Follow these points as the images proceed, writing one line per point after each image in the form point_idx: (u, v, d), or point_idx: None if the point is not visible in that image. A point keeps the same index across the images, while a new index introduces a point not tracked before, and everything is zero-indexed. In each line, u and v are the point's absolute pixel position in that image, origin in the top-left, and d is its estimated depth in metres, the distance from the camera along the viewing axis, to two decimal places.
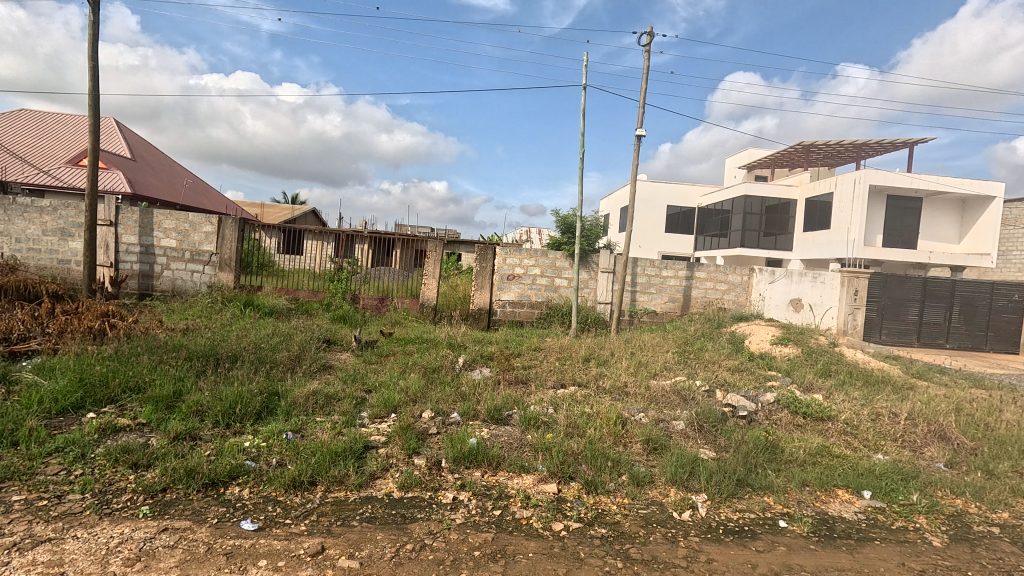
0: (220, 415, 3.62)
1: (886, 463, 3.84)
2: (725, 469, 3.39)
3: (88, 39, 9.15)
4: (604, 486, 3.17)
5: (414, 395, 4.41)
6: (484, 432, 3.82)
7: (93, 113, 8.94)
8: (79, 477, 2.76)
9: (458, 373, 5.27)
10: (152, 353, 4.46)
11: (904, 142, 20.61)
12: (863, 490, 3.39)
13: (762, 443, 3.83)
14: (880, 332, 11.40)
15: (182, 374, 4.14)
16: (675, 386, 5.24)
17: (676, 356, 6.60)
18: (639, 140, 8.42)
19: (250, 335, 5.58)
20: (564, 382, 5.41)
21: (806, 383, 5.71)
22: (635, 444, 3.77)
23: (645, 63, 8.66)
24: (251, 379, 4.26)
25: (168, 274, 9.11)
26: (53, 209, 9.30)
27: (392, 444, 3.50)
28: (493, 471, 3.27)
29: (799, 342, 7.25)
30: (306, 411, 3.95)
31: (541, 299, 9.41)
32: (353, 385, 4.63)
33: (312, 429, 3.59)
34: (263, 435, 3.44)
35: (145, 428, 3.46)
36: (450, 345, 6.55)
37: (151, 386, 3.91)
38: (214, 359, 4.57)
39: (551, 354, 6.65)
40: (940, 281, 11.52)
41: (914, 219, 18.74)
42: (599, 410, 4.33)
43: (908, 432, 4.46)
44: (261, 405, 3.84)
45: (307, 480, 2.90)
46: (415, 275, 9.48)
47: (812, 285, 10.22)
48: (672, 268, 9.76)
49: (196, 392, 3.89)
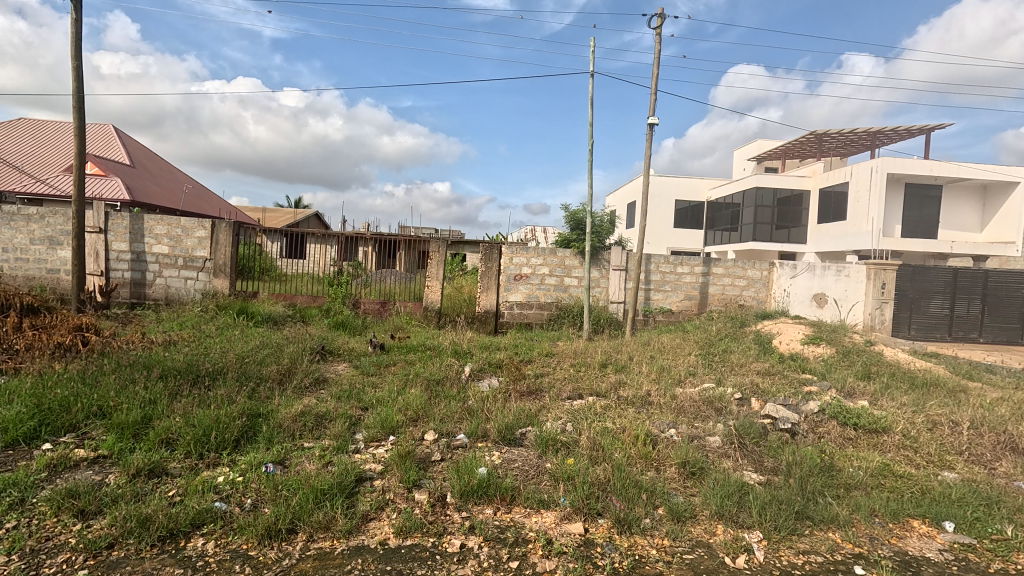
0: (192, 444, 3.15)
1: (960, 484, 3.31)
2: (780, 500, 2.88)
3: (72, 39, 8.77)
4: (640, 524, 2.68)
5: (415, 414, 3.92)
6: (495, 457, 3.34)
7: (78, 116, 8.52)
8: (8, 533, 2.30)
9: (465, 385, 4.78)
10: (124, 371, 3.99)
11: (921, 129, 19.92)
12: (945, 521, 2.88)
13: (815, 462, 3.33)
14: (908, 327, 10.79)
15: (155, 395, 3.68)
16: (705, 395, 4.72)
17: (700, 360, 6.08)
18: (651, 128, 7.89)
19: (237, 347, 5.12)
20: (582, 393, 4.91)
21: (847, 388, 5.19)
22: (670, 468, 3.27)
23: (656, 47, 8.15)
24: (233, 400, 3.79)
25: (160, 282, 8.68)
26: (40, 217, 8.90)
27: (389, 475, 3.02)
28: (507, 508, 2.79)
29: (833, 341, 6.70)
30: (293, 436, 3.47)
31: (550, 300, 8.91)
32: (346, 402, 4.15)
33: (297, 459, 3.11)
34: (240, 468, 2.98)
35: (105, 462, 3.01)
36: (456, 354, 6.04)
37: (118, 410, 3.46)
38: (194, 377, 4.10)
39: (564, 360, 6.14)
40: (970, 272, 10.93)
41: (934, 207, 18.09)
42: (623, 426, 3.84)
43: (974, 444, 3.95)
44: (241, 430, 3.37)
45: (285, 527, 2.43)
46: (418, 278, 9.01)
47: (836, 279, 9.69)
48: (687, 264, 9.25)
49: (168, 417, 3.42)
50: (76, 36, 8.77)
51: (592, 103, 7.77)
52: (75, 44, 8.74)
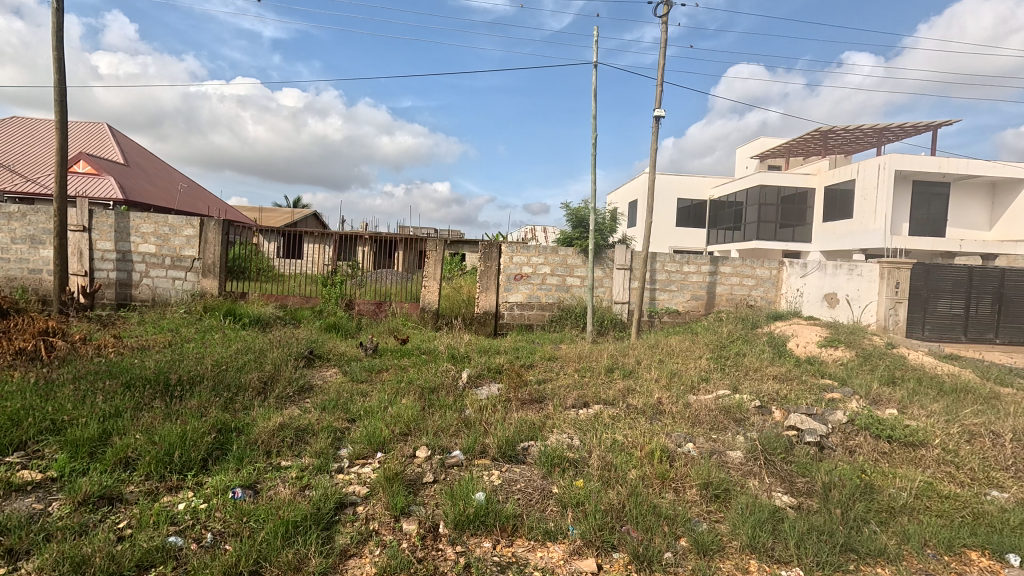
0: (153, 466, 2.79)
1: (1013, 507, 2.95)
2: (818, 529, 2.54)
3: (55, 31, 8.42)
4: (662, 560, 2.32)
5: (406, 428, 3.54)
6: (494, 477, 2.98)
7: (59, 110, 8.15)
8: None
9: (462, 394, 4.40)
10: (87, 382, 3.63)
11: (929, 125, 19.55)
12: (1009, 554, 2.51)
13: (855, 483, 2.97)
14: (923, 327, 10.39)
15: (118, 407, 3.31)
16: (721, 403, 4.35)
17: (712, 364, 5.73)
18: (658, 121, 7.54)
19: (216, 353, 4.74)
20: (587, 401, 4.57)
21: (872, 395, 4.83)
22: (690, 490, 2.92)
23: (662, 37, 7.81)
24: (204, 413, 3.42)
25: (146, 282, 8.32)
26: (22, 215, 8.54)
27: (374, 501, 2.67)
28: (508, 540, 2.44)
29: (852, 343, 6.35)
30: (269, 453, 3.11)
31: (552, 300, 8.55)
32: (332, 413, 3.80)
33: (269, 483, 2.75)
34: (205, 493, 2.62)
35: (51, 487, 2.65)
36: (453, 358, 5.68)
37: (73, 424, 3.10)
38: (165, 387, 3.73)
39: (568, 364, 5.78)
40: (985, 271, 10.59)
41: (942, 205, 17.74)
42: (636, 440, 3.49)
43: (1019, 460, 3.59)
44: (209, 447, 3.00)
45: (247, 570, 2.08)
46: (416, 278, 8.66)
47: (848, 278, 9.35)
48: (694, 262, 8.90)
49: (129, 433, 3.05)
50: (58, 27, 8.41)
51: (595, 95, 7.42)
52: (58, 35, 8.39)
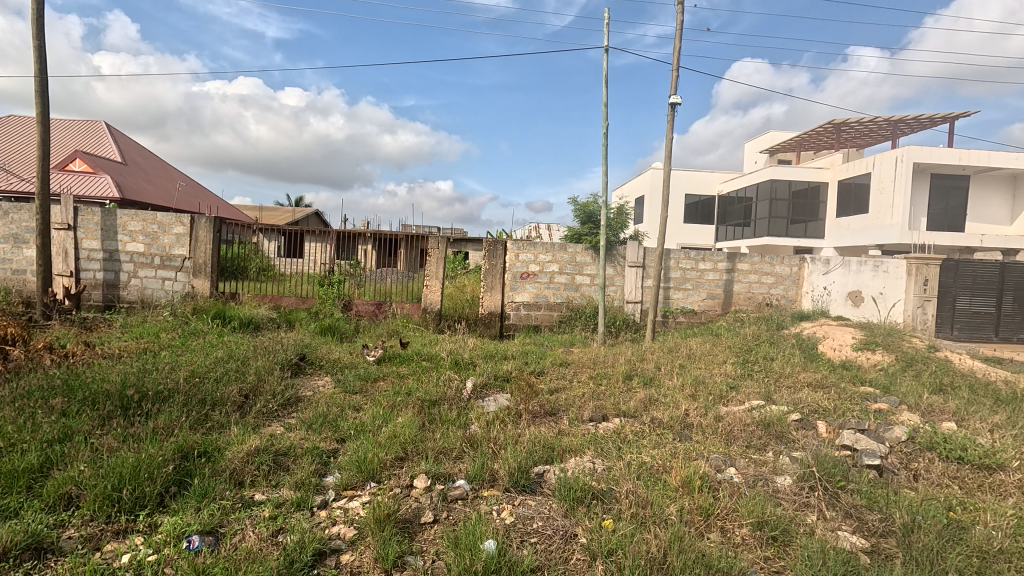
0: (98, 505, 2.32)
1: None
2: None
3: (36, 18, 7.98)
4: None
5: (403, 451, 3.07)
6: (506, 514, 2.52)
7: (40, 103, 7.70)
8: None
9: (467, 407, 3.93)
10: (38, 399, 3.17)
11: (945, 115, 18.93)
12: None
13: (938, 521, 2.47)
14: (951, 327, 9.86)
15: (67, 431, 2.85)
16: (758, 417, 3.86)
17: (739, 370, 5.25)
18: (673, 108, 7.04)
19: (197, 362, 4.28)
20: (606, 415, 4.08)
21: (922, 405, 4.34)
22: (741, 530, 2.43)
23: (678, 18, 7.30)
24: (167, 435, 2.95)
25: (135, 282, 7.87)
26: (3, 213, 8.10)
27: (362, 549, 2.20)
28: None
29: (890, 346, 5.85)
30: (240, 484, 2.65)
31: (561, 300, 8.06)
32: (320, 432, 3.33)
33: (235, 527, 2.28)
34: (154, 541, 2.15)
35: None
36: (456, 365, 5.20)
37: (10, 451, 2.62)
38: (126, 403, 3.27)
39: (582, 371, 5.30)
40: (1017, 267, 10.06)
41: (961, 198, 17.16)
42: (668, 463, 3.01)
43: None
44: (167, 481, 2.52)
45: None
46: (418, 278, 8.24)
47: (873, 275, 8.83)
48: (710, 259, 8.39)
49: (74, 461, 2.59)
50: (39, 14, 7.98)
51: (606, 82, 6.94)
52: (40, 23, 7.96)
